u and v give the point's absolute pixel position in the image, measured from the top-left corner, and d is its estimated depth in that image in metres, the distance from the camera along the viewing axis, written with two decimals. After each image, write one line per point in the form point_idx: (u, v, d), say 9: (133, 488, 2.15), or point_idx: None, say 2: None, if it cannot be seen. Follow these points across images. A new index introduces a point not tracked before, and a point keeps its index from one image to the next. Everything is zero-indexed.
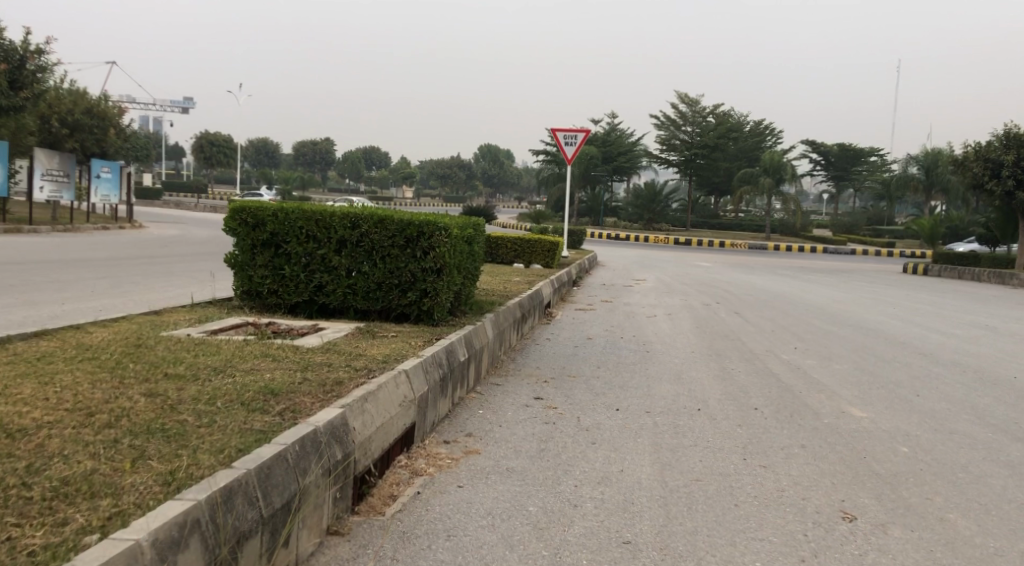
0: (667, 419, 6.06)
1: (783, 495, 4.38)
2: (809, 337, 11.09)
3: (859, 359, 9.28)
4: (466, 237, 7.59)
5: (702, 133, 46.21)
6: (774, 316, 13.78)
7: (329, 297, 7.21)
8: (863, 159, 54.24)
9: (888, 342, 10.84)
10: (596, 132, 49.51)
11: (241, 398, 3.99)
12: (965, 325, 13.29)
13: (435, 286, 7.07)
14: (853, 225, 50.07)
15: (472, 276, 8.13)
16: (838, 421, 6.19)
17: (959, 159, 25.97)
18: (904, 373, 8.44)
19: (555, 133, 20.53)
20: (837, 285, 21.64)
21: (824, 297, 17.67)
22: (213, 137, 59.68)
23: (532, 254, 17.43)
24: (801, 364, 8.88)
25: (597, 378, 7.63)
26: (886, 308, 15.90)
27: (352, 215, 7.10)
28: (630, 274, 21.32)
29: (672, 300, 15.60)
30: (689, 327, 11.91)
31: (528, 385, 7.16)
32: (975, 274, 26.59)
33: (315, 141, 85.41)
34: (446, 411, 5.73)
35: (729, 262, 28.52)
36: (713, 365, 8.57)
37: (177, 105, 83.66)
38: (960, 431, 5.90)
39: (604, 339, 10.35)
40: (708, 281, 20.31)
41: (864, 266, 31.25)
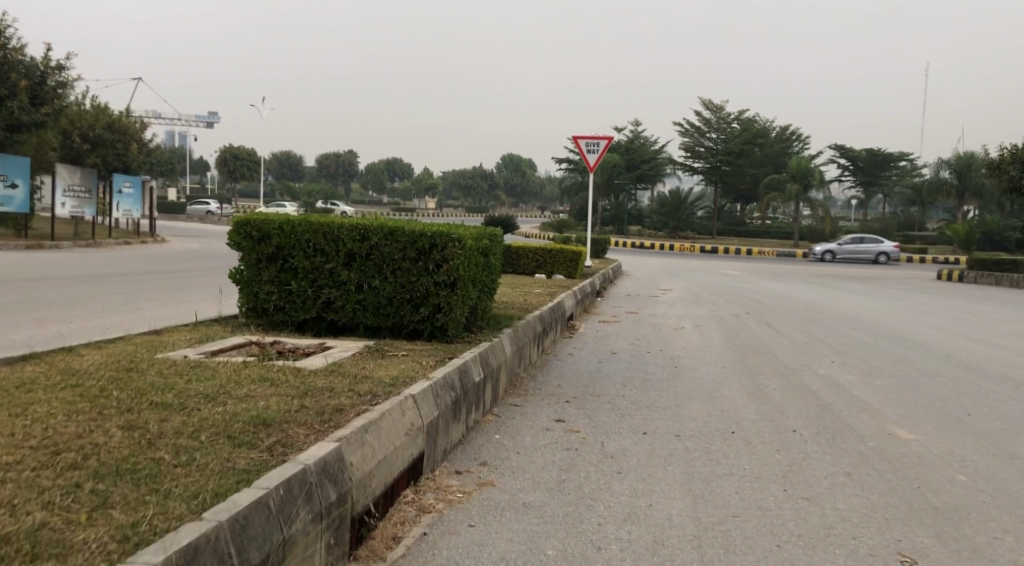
0: (698, 443, 5.63)
1: (831, 534, 3.94)
2: (846, 350, 10.59)
3: (902, 374, 8.78)
4: (483, 249, 7.24)
5: (726, 140, 45.81)
6: (806, 326, 13.28)
7: (338, 313, 6.87)
8: (892, 164, 53.28)
9: (929, 354, 10.32)
10: (619, 140, 48.98)
11: (228, 431, 3.63)
12: (1007, 335, 12.73)
13: (449, 301, 6.72)
14: (883, 231, 49.12)
15: (489, 289, 7.75)
16: (885, 444, 5.72)
17: (994, 163, 25.26)
18: (951, 389, 7.95)
19: (577, 140, 20.12)
20: (870, 293, 21.02)
21: (858, 307, 17.10)
22: (237, 151, 59.88)
23: (554, 264, 17.05)
24: (839, 379, 8.40)
25: (622, 397, 7.21)
26: (923, 317, 15.32)
27: (361, 227, 6.75)
28: (655, 283, 20.85)
29: (701, 311, 15.12)
30: (718, 340, 11.43)
31: (548, 405, 6.76)
32: (1012, 280, 25.79)
33: (338, 153, 85.53)
34: (458, 436, 5.36)
35: (756, 270, 27.91)
36: (745, 382, 8.12)
37: (202, 120, 84.24)
38: (1020, 457, 5.42)
39: (629, 354, 9.93)
40: (736, 291, 19.79)
41: (897, 273, 30.49)
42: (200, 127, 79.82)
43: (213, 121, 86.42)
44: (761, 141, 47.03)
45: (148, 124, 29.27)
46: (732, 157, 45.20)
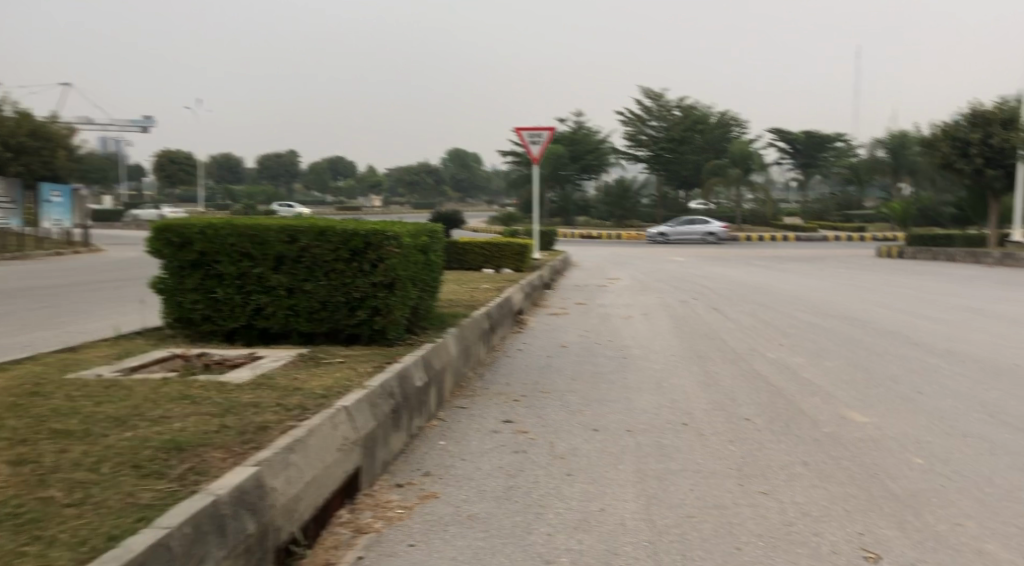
0: (650, 438, 5.42)
1: (791, 531, 3.75)
2: (794, 332, 10.54)
3: (850, 354, 8.72)
4: (422, 246, 6.94)
5: (668, 129, 46.63)
6: (754, 310, 13.24)
7: (269, 320, 6.53)
8: (829, 146, 54.23)
9: (876, 332, 10.32)
10: (562, 131, 49.04)
11: (134, 460, 3.28)
12: (949, 309, 12.87)
13: (387, 302, 6.41)
14: (824, 212, 49.97)
15: (431, 287, 7.45)
16: (840, 429, 5.58)
17: (927, 140, 25.74)
18: (900, 367, 7.90)
19: (519, 132, 19.87)
20: (813, 273, 21.22)
21: (803, 287, 17.19)
22: (173, 155, 58.22)
23: (502, 258, 16.79)
24: (789, 362, 8.30)
25: (572, 392, 6.97)
26: (867, 295, 15.45)
27: (290, 228, 6.40)
28: (603, 273, 20.75)
29: (649, 299, 15.01)
30: (668, 328, 11.30)
31: (496, 406, 6.50)
32: (949, 254, 26.34)
33: (279, 154, 83.94)
34: (400, 446, 5.06)
35: (702, 255, 28.05)
36: (696, 370, 7.95)
37: (136, 125, 81.92)
38: (974, 434, 5.32)
39: (578, 346, 9.71)
40: (684, 277, 19.80)
41: (838, 252, 30.95)
42: (134, 131, 77.63)
43: (148, 125, 84.17)
44: (703, 128, 47.44)
45: (76, 130, 28.19)
46: (675, 144, 46.14)
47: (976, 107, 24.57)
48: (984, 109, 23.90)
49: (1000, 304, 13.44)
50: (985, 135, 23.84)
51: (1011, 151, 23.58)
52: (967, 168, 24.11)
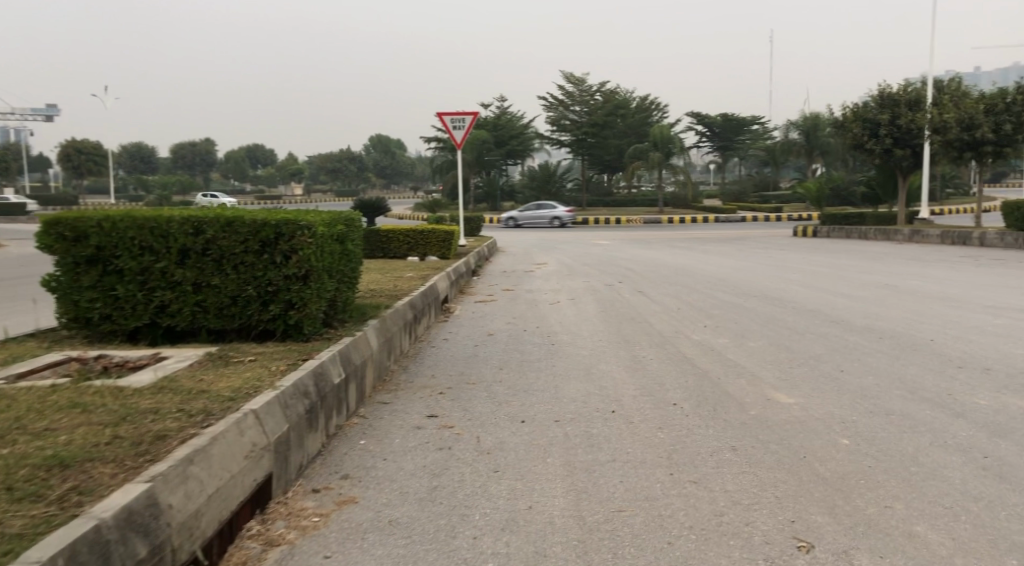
0: (579, 428, 5.27)
1: (722, 522, 3.65)
2: (718, 313, 10.58)
3: (773, 334, 8.78)
4: (338, 236, 6.65)
5: (590, 112, 46.90)
6: (679, 291, 13.29)
7: (174, 318, 6.13)
8: (746, 128, 55.27)
9: (797, 311, 10.44)
10: (485, 116, 48.74)
11: (10, 482, 2.95)
12: (865, 286, 13.17)
13: (302, 295, 6.11)
14: (742, 193, 51.03)
15: (349, 278, 7.16)
16: (766, 412, 5.53)
17: (839, 121, 26.41)
18: (822, 346, 7.96)
19: (442, 117, 19.52)
20: (735, 253, 21.53)
21: (724, 268, 17.41)
22: (79, 145, 55.56)
23: (428, 245, 16.48)
24: (714, 344, 8.29)
25: (499, 382, 6.79)
26: (786, 274, 15.70)
27: (195, 219, 6.03)
28: (529, 258, 20.64)
29: (575, 283, 14.95)
30: (594, 312, 11.23)
31: (420, 400, 6.27)
32: (862, 233, 27.13)
33: (193, 142, 81.16)
34: (317, 448, 4.80)
35: (627, 238, 28.22)
36: (623, 355, 7.86)
37: (39, 113, 77.95)
38: (896, 413, 5.34)
39: (505, 334, 9.53)
40: (609, 260, 19.84)
41: (758, 232, 31.59)
42: (37, 120, 73.84)
43: (52, 113, 80.15)
44: (624, 112, 47.81)
45: None
46: (597, 128, 46.41)
47: (884, 88, 25.30)
48: (892, 90, 24.61)
49: (912, 280, 13.82)
50: (894, 116, 24.58)
51: (917, 131, 24.41)
52: (876, 148, 24.90)
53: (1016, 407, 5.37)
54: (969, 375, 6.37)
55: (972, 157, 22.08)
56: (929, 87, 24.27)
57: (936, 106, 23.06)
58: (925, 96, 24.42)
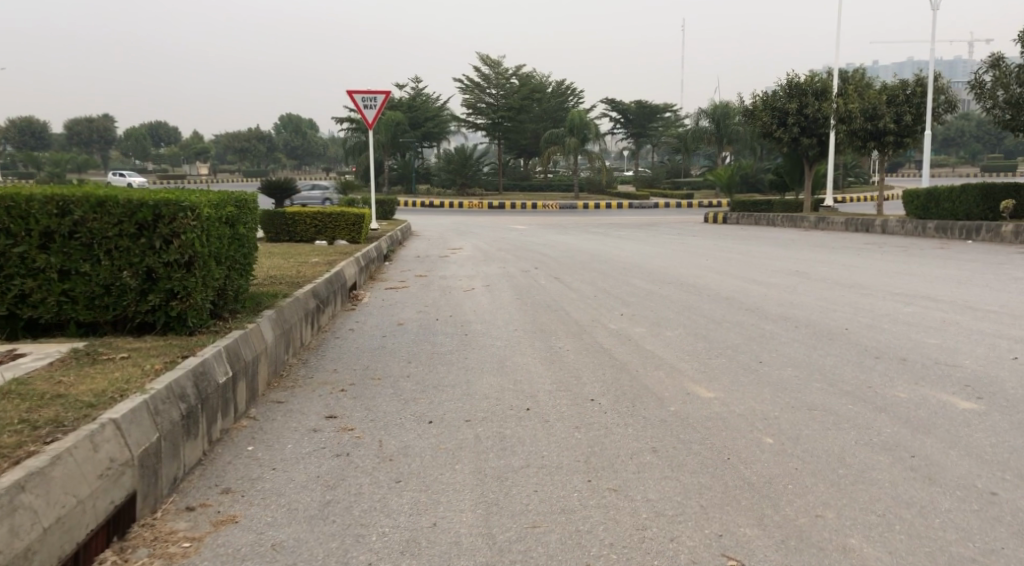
0: (490, 429, 4.88)
1: (645, 538, 3.32)
2: (634, 300, 10.37)
3: (690, 323, 8.57)
4: (228, 218, 6.05)
5: (506, 95, 46.40)
6: (594, 278, 13.05)
7: (37, 309, 5.46)
8: (658, 115, 55.90)
9: (711, 299, 10.32)
10: (400, 97, 47.73)
11: None
12: (776, 272, 13.22)
13: (184, 284, 5.50)
14: (654, 179, 51.61)
15: (243, 264, 6.57)
16: (686, 408, 5.25)
17: (748, 108, 26.71)
18: (738, 335, 7.80)
19: (351, 95, 18.74)
20: (649, 239, 21.53)
21: (638, 254, 17.31)
22: None
23: (337, 229, 15.82)
24: (631, 334, 8.02)
25: (407, 378, 6.34)
26: (698, 260, 15.71)
27: (59, 198, 5.35)
28: (443, 242, 20.12)
29: (490, 269, 14.57)
30: (509, 300, 10.86)
31: (318, 399, 5.76)
32: (770, 219, 27.62)
33: (89, 118, 76.86)
34: (195, 457, 4.27)
35: (542, 223, 27.97)
36: (538, 346, 7.51)
37: None
38: (819, 408, 5.13)
39: (416, 324, 9.06)
40: (524, 244, 19.53)
41: (671, 218, 31.84)
42: None
43: None
44: (540, 96, 47.59)
45: None
46: (513, 112, 45.90)
47: (792, 77, 25.65)
48: (799, 79, 25.01)
49: (820, 267, 13.96)
50: (801, 106, 25.01)
51: (823, 121, 24.91)
52: (784, 136, 25.33)
53: (936, 400, 5.24)
54: (886, 366, 6.26)
55: (874, 147, 22.64)
56: (835, 78, 24.76)
57: (841, 96, 23.56)
58: (830, 86, 24.87)
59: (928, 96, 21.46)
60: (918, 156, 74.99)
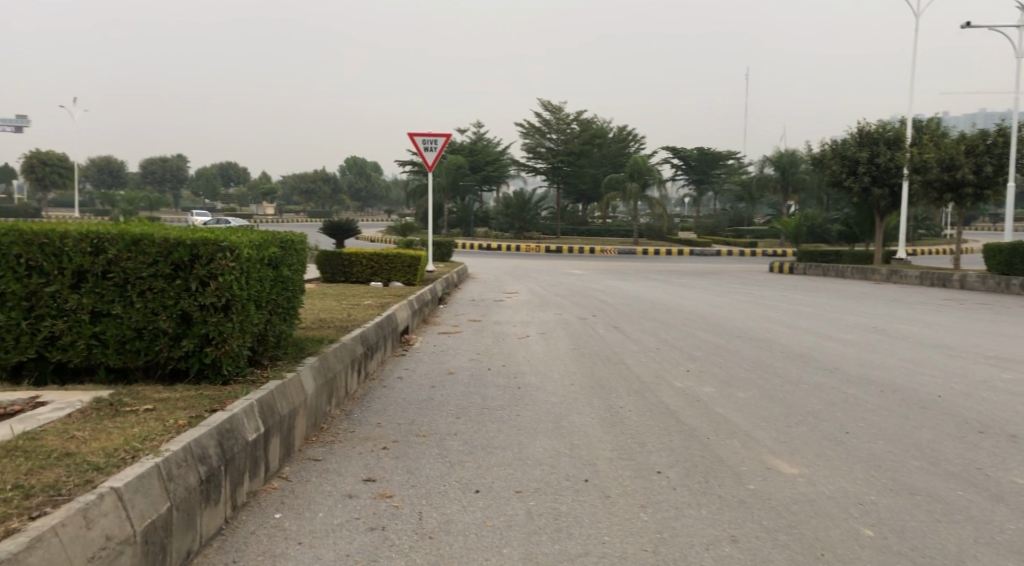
0: (544, 504, 4.35)
1: None
2: (699, 355, 9.75)
3: (762, 383, 7.94)
4: (272, 260, 5.71)
5: (567, 141, 46.22)
6: (656, 329, 12.45)
7: (66, 352, 5.14)
8: (721, 163, 55.14)
9: (783, 356, 9.62)
10: (461, 141, 48.13)
11: None
12: (852, 329, 12.41)
13: (220, 329, 5.13)
14: (716, 227, 50.71)
15: (286, 309, 6.21)
16: (767, 487, 4.65)
17: (816, 157, 25.87)
18: (818, 399, 7.13)
19: (413, 137, 18.60)
20: (713, 288, 20.81)
21: (701, 304, 16.62)
22: (46, 156, 53.42)
23: (393, 271, 15.53)
24: (699, 394, 7.41)
25: (454, 436, 5.85)
26: (765, 312, 14.98)
27: (95, 234, 5.08)
28: (500, 286, 19.74)
29: (546, 315, 14.08)
30: (566, 350, 10.33)
31: (358, 458, 5.29)
32: (839, 271, 26.58)
33: (164, 157, 79.39)
34: (215, 527, 3.83)
35: (601, 268, 27.39)
36: (597, 404, 6.96)
37: (10, 123, 75.59)
38: (921, 492, 4.47)
39: (467, 373, 8.57)
40: (582, 290, 19.00)
41: (733, 267, 30.95)
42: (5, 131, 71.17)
43: (21, 123, 77.81)
44: (601, 141, 47.34)
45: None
46: (574, 157, 45.58)
47: (863, 125, 24.77)
48: (871, 128, 24.15)
49: (899, 323, 13.07)
50: (872, 155, 24.11)
51: (897, 170, 23.92)
52: (855, 186, 24.36)
53: None
54: (992, 442, 5.54)
55: (951, 199, 21.62)
56: (909, 127, 23.82)
57: (916, 146, 22.62)
58: (904, 135, 23.93)
59: (1011, 147, 20.38)
60: (995, 209, 72.15)
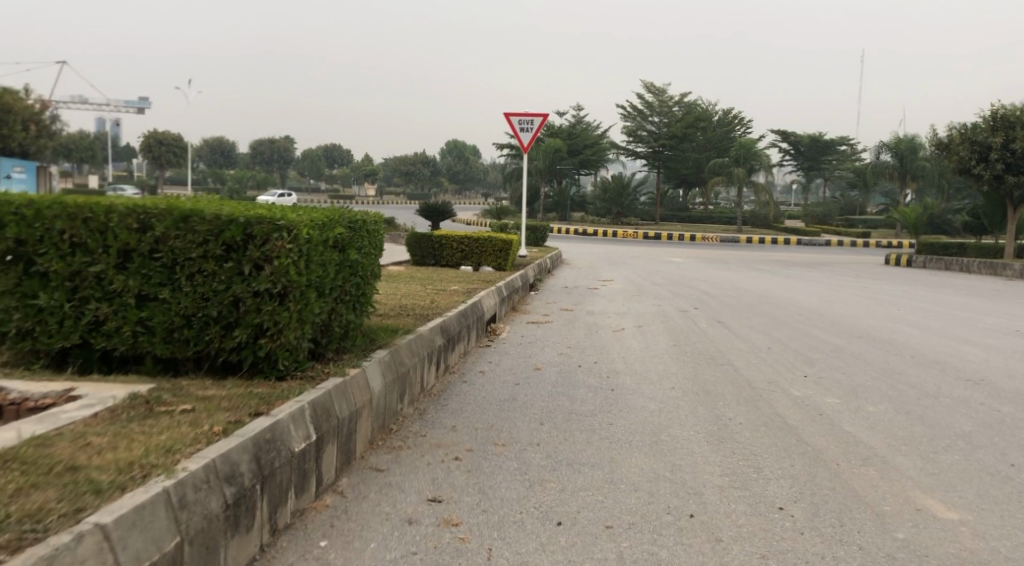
0: (641, 548, 3.60)
1: None
2: (817, 358, 8.76)
3: (894, 394, 6.94)
4: (338, 242, 5.10)
5: (670, 123, 44.80)
6: (765, 325, 11.38)
7: (111, 339, 4.66)
8: (833, 149, 52.33)
9: (916, 362, 8.48)
10: (560, 124, 47.21)
11: None
12: (989, 332, 11.07)
13: (275, 318, 4.56)
14: (826, 216, 48.21)
15: (356, 296, 5.60)
16: (922, 537, 3.77)
17: (942, 142, 23.80)
18: (965, 419, 6.06)
19: (509, 117, 17.91)
20: (824, 281, 19.39)
21: (813, 298, 15.40)
22: (162, 137, 55.37)
23: (483, 255, 14.91)
24: (821, 406, 6.48)
25: (537, 446, 5.13)
26: (887, 309, 13.65)
27: (142, 210, 4.57)
28: (594, 273, 18.91)
29: (643, 307, 13.21)
30: (665, 346, 9.45)
31: (426, 472, 4.63)
32: (964, 265, 24.49)
33: (272, 139, 81.57)
34: (243, 560, 3.22)
35: (702, 257, 26.13)
36: (702, 414, 6.10)
37: (132, 105, 78.96)
38: None
39: (555, 371, 7.82)
40: (681, 280, 17.99)
41: (844, 258, 29.06)
42: (128, 112, 74.41)
43: (142, 105, 81.25)
44: (705, 124, 45.56)
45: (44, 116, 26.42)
46: (676, 140, 44.06)
47: (997, 108, 22.57)
48: (1006, 111, 21.94)
49: None
50: (1006, 140, 21.91)
51: None
52: (986, 173, 22.23)
53: None
54: None
55: None
56: None
57: None
58: None
59: None
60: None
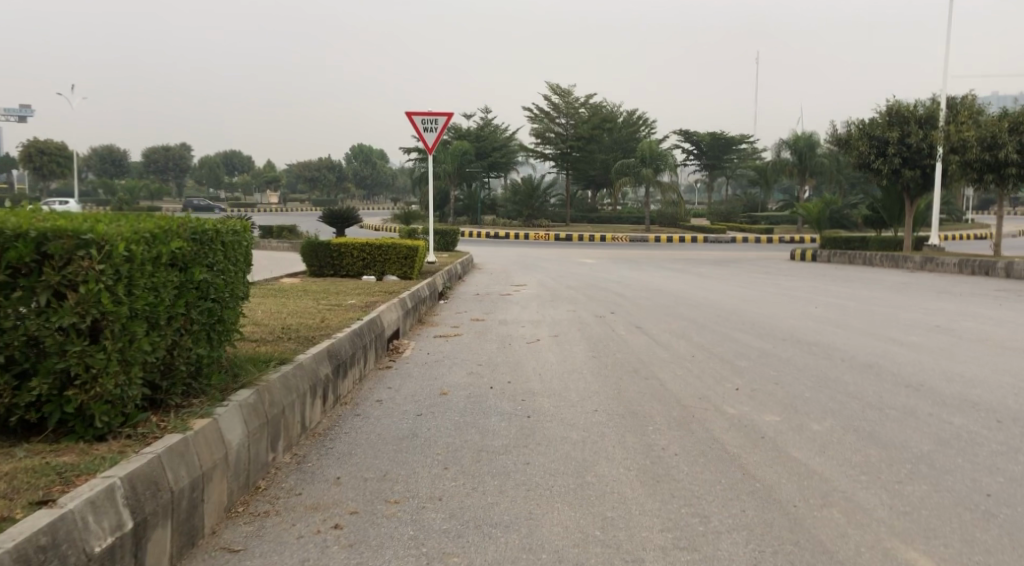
0: None
1: None
2: (746, 366, 8.10)
3: (837, 407, 6.29)
4: (176, 259, 4.05)
5: (576, 125, 44.29)
6: (685, 329, 10.78)
7: None
8: (735, 147, 53.12)
9: (849, 368, 7.91)
10: (467, 127, 46.45)
11: None
12: (911, 328, 10.73)
13: (85, 362, 3.47)
14: (730, 213, 48.84)
15: (211, 321, 4.54)
16: None
17: (840, 137, 23.81)
18: (920, 435, 5.42)
19: (411, 117, 16.85)
20: (737, 278, 19.09)
21: (728, 297, 14.94)
22: (43, 145, 51.33)
23: (386, 263, 13.83)
24: (763, 426, 5.75)
25: (439, 503, 4.19)
26: (804, 307, 13.21)
27: None
28: (506, 278, 18.10)
29: (557, 313, 12.44)
30: (583, 359, 8.63)
31: (294, 550, 3.63)
32: (867, 258, 24.73)
33: (167, 146, 77.66)
34: None
35: (614, 258, 25.61)
36: (631, 444, 5.27)
37: (13, 113, 73.82)
38: None
39: (464, 395, 6.86)
40: (595, 282, 17.33)
41: (751, 255, 29.05)
42: (8, 120, 69.56)
43: (23, 114, 75.94)
44: (611, 125, 45.46)
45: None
46: (583, 142, 44.18)
47: (892, 102, 22.70)
48: (901, 106, 22.10)
49: (960, 321, 11.39)
50: (902, 134, 22.10)
51: (929, 150, 21.97)
52: (884, 168, 22.33)
53: None
54: None
55: (994, 181, 19.57)
56: (943, 102, 21.79)
57: (952, 124, 20.67)
58: (938, 112, 21.90)
59: None
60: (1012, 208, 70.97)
